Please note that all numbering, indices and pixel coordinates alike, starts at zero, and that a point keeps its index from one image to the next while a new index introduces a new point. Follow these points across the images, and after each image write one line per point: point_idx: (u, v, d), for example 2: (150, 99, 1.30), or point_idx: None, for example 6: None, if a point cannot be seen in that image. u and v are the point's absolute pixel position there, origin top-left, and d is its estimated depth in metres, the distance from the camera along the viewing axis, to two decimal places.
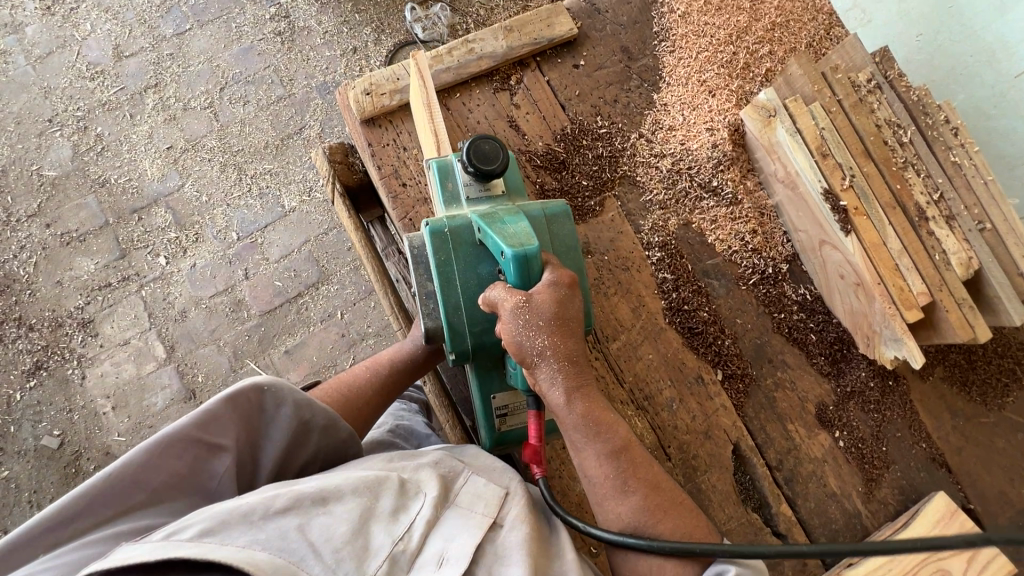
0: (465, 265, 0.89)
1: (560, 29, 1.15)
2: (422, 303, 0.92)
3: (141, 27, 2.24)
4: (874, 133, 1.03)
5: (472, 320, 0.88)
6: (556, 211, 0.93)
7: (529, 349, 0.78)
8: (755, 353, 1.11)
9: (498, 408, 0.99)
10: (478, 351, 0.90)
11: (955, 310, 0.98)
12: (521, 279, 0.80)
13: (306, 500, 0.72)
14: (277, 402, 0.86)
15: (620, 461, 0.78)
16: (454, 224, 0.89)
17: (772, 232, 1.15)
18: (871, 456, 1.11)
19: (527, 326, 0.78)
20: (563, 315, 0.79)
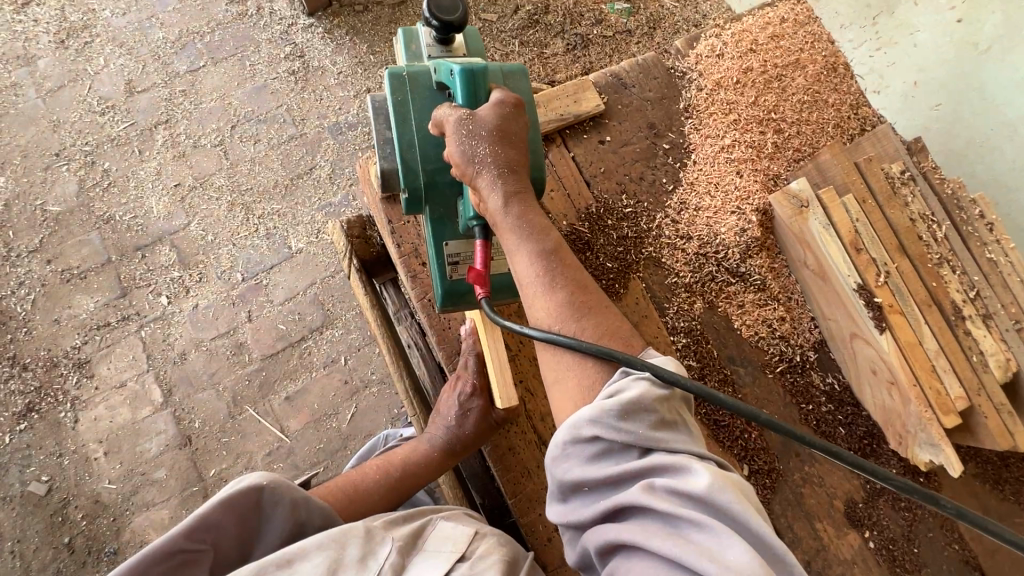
0: (421, 104, 0.89)
1: (586, 105, 1.13)
2: (379, 148, 0.93)
3: (154, 63, 2.22)
4: (909, 227, 1.00)
5: (426, 158, 0.88)
6: (513, 70, 0.95)
7: (470, 158, 0.77)
8: (782, 447, 1.07)
9: (450, 258, 0.94)
10: (431, 191, 0.89)
11: (994, 416, 0.94)
12: (469, 97, 0.82)
13: (269, 565, 0.68)
14: (274, 502, 0.77)
15: (551, 262, 0.73)
16: (412, 67, 0.90)
17: (799, 318, 1.11)
18: (903, 558, 1.06)
19: (470, 133, 0.77)
20: (505, 132, 0.78)
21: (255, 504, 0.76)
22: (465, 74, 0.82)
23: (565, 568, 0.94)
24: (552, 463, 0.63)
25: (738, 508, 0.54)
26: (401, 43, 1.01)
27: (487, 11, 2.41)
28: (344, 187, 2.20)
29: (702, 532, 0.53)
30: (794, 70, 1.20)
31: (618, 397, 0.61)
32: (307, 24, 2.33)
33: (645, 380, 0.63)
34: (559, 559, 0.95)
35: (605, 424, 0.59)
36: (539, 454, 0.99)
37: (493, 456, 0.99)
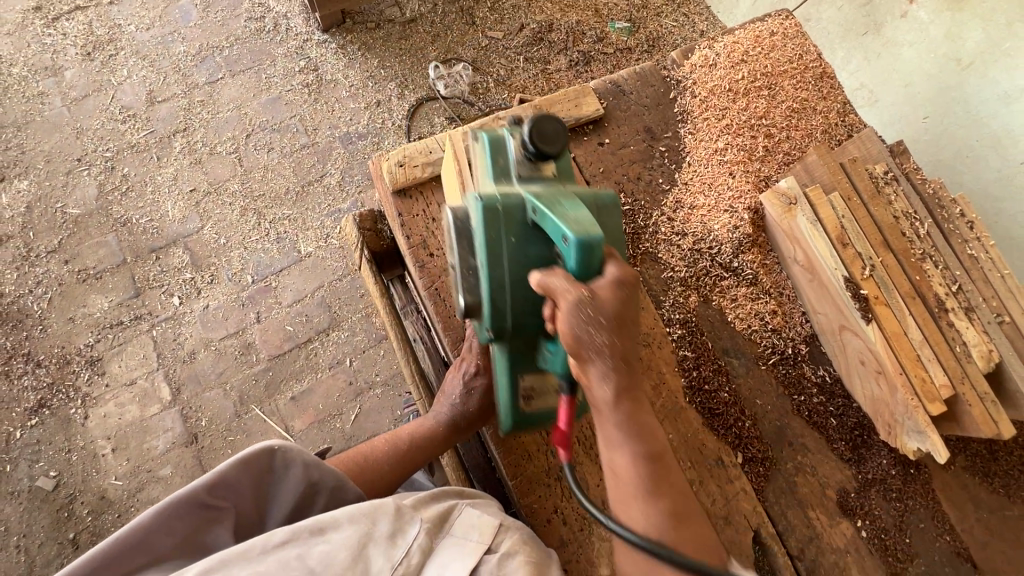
0: (513, 244, 0.84)
1: (587, 110, 1.20)
2: (464, 279, 0.90)
3: (175, 75, 2.32)
4: (893, 224, 1.05)
5: (517, 302, 0.85)
6: (604, 201, 0.90)
7: (585, 344, 0.72)
8: (775, 436, 1.10)
9: (524, 390, 0.94)
10: (516, 333, 0.88)
11: (978, 404, 0.98)
12: (581, 267, 0.75)
13: (304, 530, 0.73)
14: (286, 463, 0.82)
15: (652, 466, 0.71)
16: (509, 201, 0.84)
17: (791, 312, 1.16)
18: (894, 548, 1.08)
19: (587, 317, 0.71)
20: (624, 316, 0.72)
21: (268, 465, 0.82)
22: (580, 244, 0.74)
23: (564, 549, 0.97)
24: None
25: None
26: (488, 152, 0.92)
27: (493, 30, 2.52)
28: (353, 194, 2.27)
29: None
30: (783, 80, 1.27)
31: None
32: (321, 39, 2.44)
33: None
34: (559, 540, 0.98)
35: None
36: (540, 438, 1.02)
37: (495, 439, 1.02)
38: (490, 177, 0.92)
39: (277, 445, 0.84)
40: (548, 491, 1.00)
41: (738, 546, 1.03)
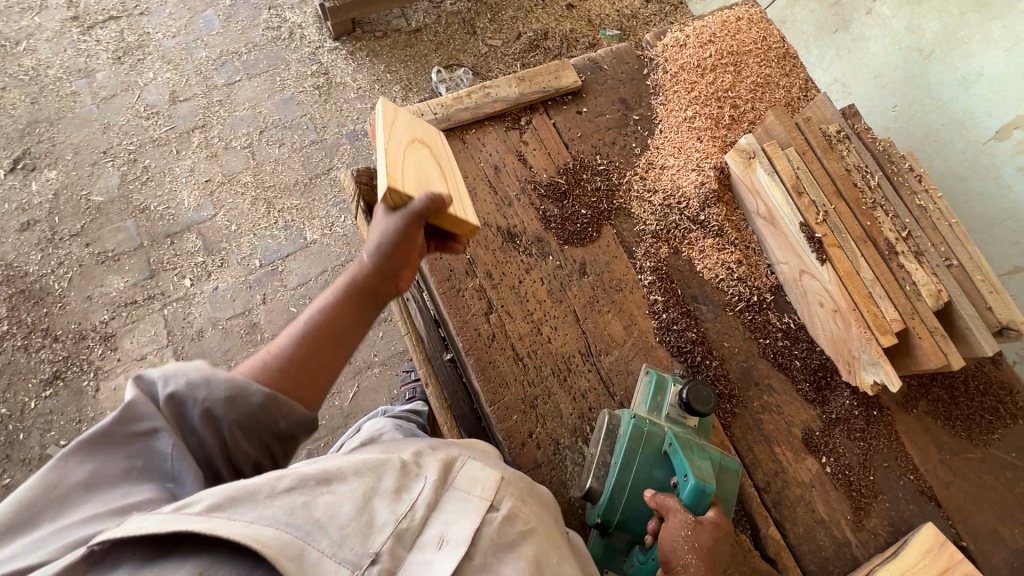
0: (645, 464, 0.98)
1: (566, 81, 1.31)
2: (593, 467, 0.99)
3: (196, 77, 2.50)
4: (845, 175, 1.14)
5: (628, 505, 0.96)
6: (729, 465, 1.00)
7: (677, 554, 0.83)
8: (742, 375, 1.17)
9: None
10: (617, 527, 0.97)
11: (928, 337, 1.04)
12: (693, 503, 0.90)
13: (310, 479, 0.72)
14: (179, 375, 0.68)
15: None
16: (654, 429, 0.99)
17: (757, 264, 1.24)
18: (859, 484, 1.13)
19: (689, 537, 0.83)
20: (715, 556, 0.84)
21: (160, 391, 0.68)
22: (696, 486, 0.89)
23: (538, 470, 1.04)
24: None
25: None
26: (649, 386, 1.06)
27: (493, 38, 2.70)
28: None
29: None
30: (748, 58, 1.39)
31: None
32: (332, 46, 2.62)
33: None
34: (533, 462, 1.04)
35: None
36: (517, 369, 1.10)
37: (475, 369, 1.09)
38: (642, 402, 1.06)
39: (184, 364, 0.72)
40: (524, 418, 1.07)
41: None
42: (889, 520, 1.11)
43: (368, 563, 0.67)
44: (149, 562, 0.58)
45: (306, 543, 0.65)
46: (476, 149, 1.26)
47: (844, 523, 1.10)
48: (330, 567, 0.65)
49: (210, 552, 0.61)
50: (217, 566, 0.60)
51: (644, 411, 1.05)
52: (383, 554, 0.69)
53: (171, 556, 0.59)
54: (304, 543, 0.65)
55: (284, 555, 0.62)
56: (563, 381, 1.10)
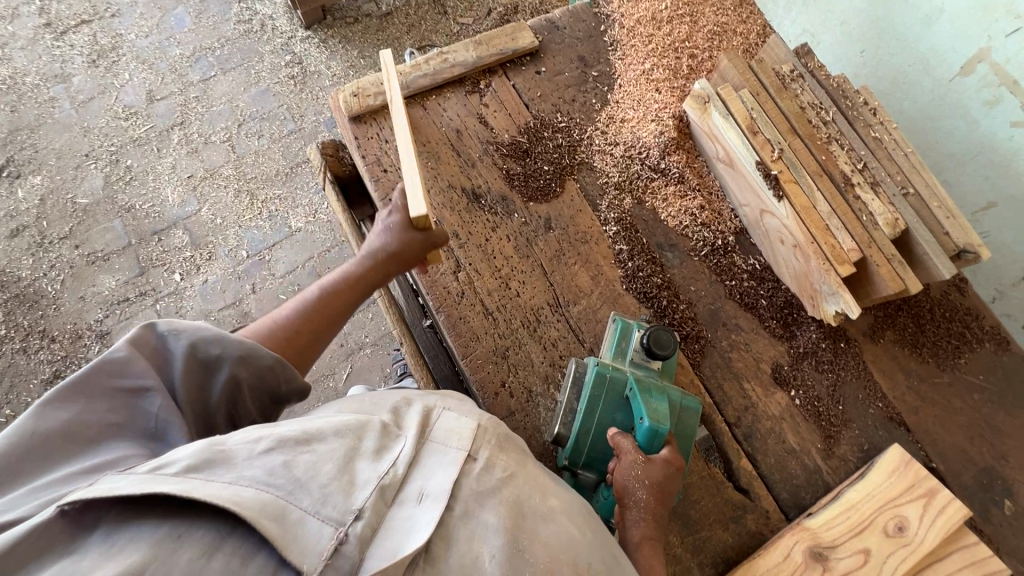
0: (608, 407, 1.00)
1: (523, 42, 1.33)
2: (561, 412, 1.03)
3: (172, 75, 2.52)
4: (798, 113, 1.16)
5: (592, 447, 1.00)
6: (690, 404, 1.02)
7: (630, 494, 0.89)
8: (709, 317, 1.19)
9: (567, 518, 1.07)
10: (584, 471, 1.02)
11: (885, 264, 1.06)
12: (647, 442, 0.93)
13: (289, 439, 0.69)
14: (169, 330, 0.78)
15: None
16: (616, 373, 1.01)
17: (720, 209, 1.26)
18: (828, 414, 1.16)
19: (639, 476, 0.88)
20: (664, 489, 0.89)
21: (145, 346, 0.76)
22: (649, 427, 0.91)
23: (512, 418, 1.07)
24: None
25: None
26: (616, 334, 1.10)
27: (464, 17, 2.70)
28: None
29: None
30: (704, 8, 1.40)
31: None
32: (304, 35, 2.63)
33: None
34: (507, 411, 1.07)
35: None
36: (487, 323, 1.13)
37: (446, 325, 1.13)
38: (609, 351, 1.09)
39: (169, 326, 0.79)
40: (496, 369, 1.10)
41: None
42: (860, 447, 1.14)
43: (352, 519, 0.64)
44: (125, 519, 0.58)
45: (288, 502, 0.62)
46: (438, 115, 1.27)
47: (815, 453, 1.13)
48: (315, 524, 0.62)
49: (183, 516, 0.59)
50: (196, 528, 0.59)
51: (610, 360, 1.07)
52: (367, 510, 0.66)
53: (147, 519, 0.58)
54: (286, 504, 0.62)
55: (265, 516, 0.59)
56: (532, 332, 1.13)
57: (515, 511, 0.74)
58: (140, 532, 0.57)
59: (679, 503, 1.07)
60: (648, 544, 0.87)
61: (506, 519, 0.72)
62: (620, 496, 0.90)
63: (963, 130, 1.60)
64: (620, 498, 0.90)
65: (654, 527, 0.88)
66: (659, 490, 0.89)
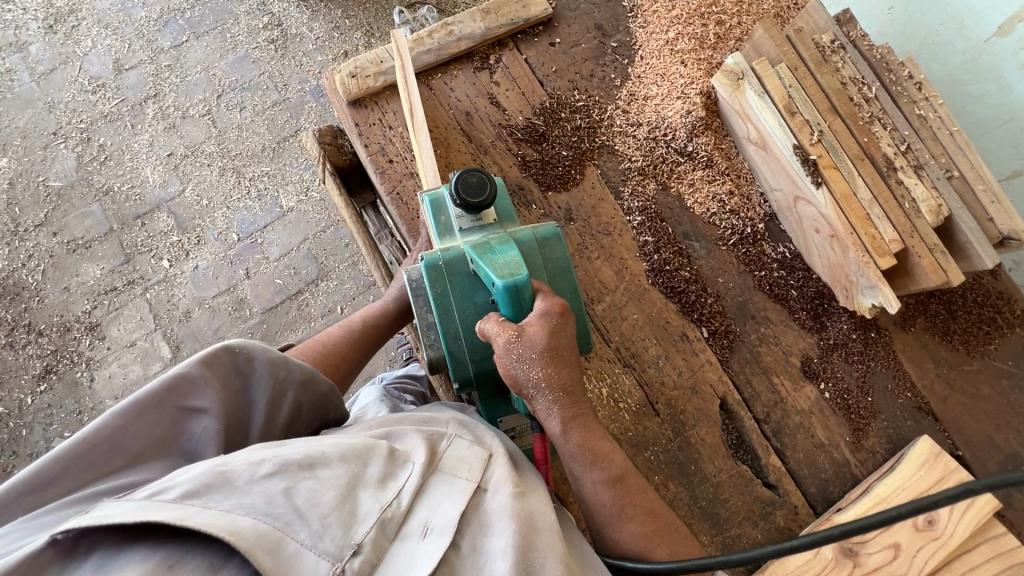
0: (461, 296, 0.91)
1: (535, 9, 1.20)
2: (423, 334, 0.95)
3: (139, 41, 2.31)
4: (839, 90, 1.06)
5: (472, 348, 0.92)
6: (546, 236, 0.94)
7: (525, 381, 0.80)
8: (737, 310, 1.14)
9: (507, 430, 1.03)
10: (480, 377, 0.95)
11: (928, 255, 1.01)
12: (514, 310, 0.83)
13: (292, 464, 0.68)
14: (232, 351, 0.89)
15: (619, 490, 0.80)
16: (448, 257, 0.91)
17: (749, 194, 1.19)
18: (857, 406, 1.13)
19: (518, 354, 0.79)
20: (555, 345, 0.80)
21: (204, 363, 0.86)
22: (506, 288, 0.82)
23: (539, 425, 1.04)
24: None
25: None
26: (430, 211, 0.97)
27: None
28: None
29: None
30: None
31: None
32: None
33: None
34: None
35: None
36: None
37: None
38: (436, 235, 0.97)
39: (237, 345, 0.91)
40: None
41: (705, 413, 1.09)
42: (888, 438, 1.13)
43: (350, 555, 0.64)
44: (119, 547, 0.59)
45: (284, 535, 0.62)
46: (445, 96, 1.16)
47: (843, 445, 1.11)
48: (310, 559, 0.62)
49: (175, 545, 0.60)
50: (187, 559, 0.59)
51: (440, 243, 0.95)
52: (366, 545, 0.66)
53: (142, 543, 0.59)
54: (282, 535, 0.62)
55: (260, 549, 0.60)
56: None
57: (526, 526, 0.72)
58: (132, 560, 0.57)
59: (708, 502, 1.06)
60: (575, 425, 0.80)
61: (516, 538, 0.69)
62: (521, 390, 0.82)
63: (995, 96, 1.51)
64: (520, 392, 0.82)
65: (571, 404, 0.81)
66: (552, 358, 0.79)
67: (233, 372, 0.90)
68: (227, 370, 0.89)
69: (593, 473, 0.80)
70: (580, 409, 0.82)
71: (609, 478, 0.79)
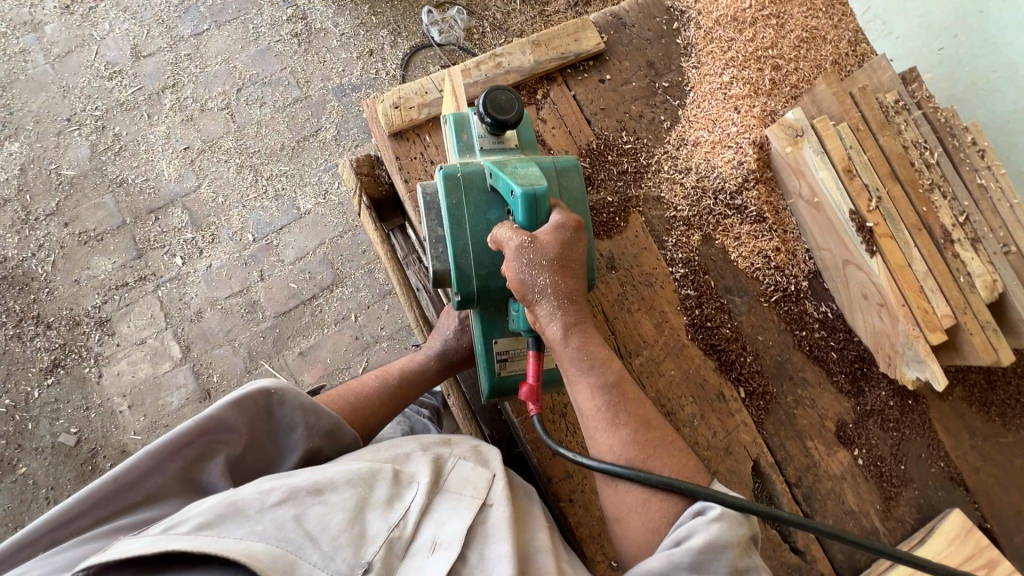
0: (475, 210, 0.89)
1: (587, 44, 1.16)
2: (431, 247, 0.93)
3: (159, 27, 2.24)
4: (900, 154, 1.03)
5: (478, 263, 0.89)
6: (566, 166, 0.93)
7: (531, 287, 0.79)
8: (776, 370, 1.12)
9: (498, 354, 0.96)
10: (484, 297, 0.91)
11: (979, 333, 0.98)
12: (529, 219, 0.82)
13: (300, 490, 0.71)
14: (266, 395, 0.84)
15: (612, 394, 0.79)
16: (467, 169, 0.89)
17: (794, 250, 1.15)
18: (890, 474, 1.11)
19: (531, 260, 0.79)
20: (567, 257, 0.80)
21: (235, 407, 0.81)
22: (526, 196, 0.81)
23: (569, 481, 1.03)
24: None
25: None
26: (453, 129, 0.97)
27: None
28: (349, 149, 2.22)
29: None
30: (792, 7, 1.23)
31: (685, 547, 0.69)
32: None
33: (713, 527, 0.70)
34: (564, 472, 1.03)
35: None
36: None
37: None
38: (455, 152, 0.97)
39: (272, 386, 0.85)
40: (554, 428, 1.05)
41: (737, 475, 1.07)
42: (918, 508, 1.11)
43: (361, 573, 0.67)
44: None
45: (297, 556, 0.66)
46: None
47: (873, 513, 1.10)
48: None
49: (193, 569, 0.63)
50: None
51: (459, 159, 0.95)
52: (376, 563, 0.69)
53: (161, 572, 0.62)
54: (295, 558, 0.65)
55: (274, 571, 0.62)
56: None
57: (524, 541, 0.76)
58: None
59: None
60: (576, 331, 0.80)
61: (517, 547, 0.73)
62: (524, 296, 0.81)
63: None
64: (523, 298, 0.81)
65: (573, 311, 0.81)
66: (562, 267, 0.79)
67: (264, 415, 0.84)
68: (257, 414, 0.83)
69: (590, 378, 0.79)
70: (583, 317, 0.81)
71: (604, 384, 0.79)
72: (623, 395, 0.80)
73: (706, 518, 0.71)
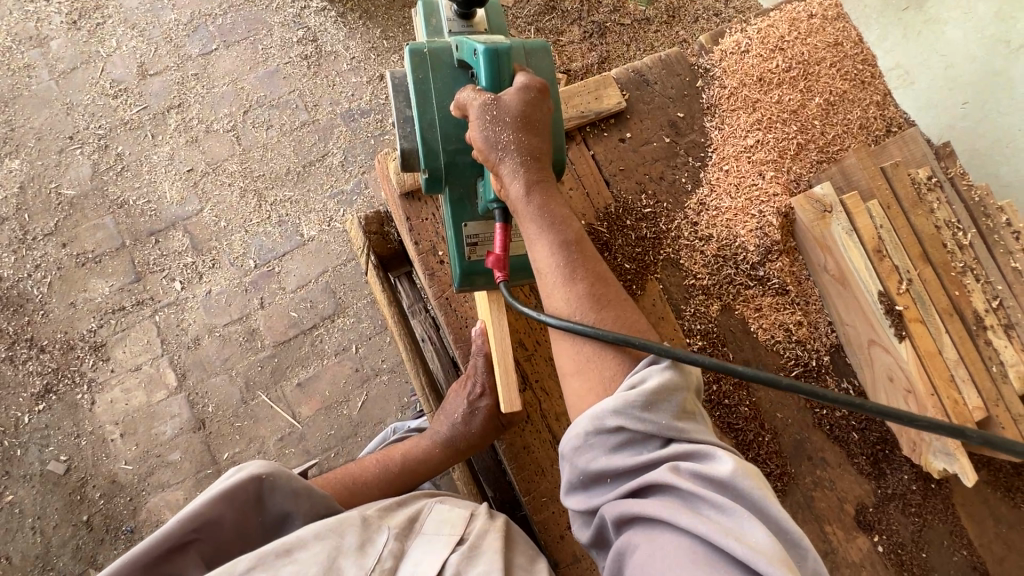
0: (441, 85, 0.86)
1: (607, 103, 1.13)
2: (398, 126, 0.90)
3: (166, 45, 2.21)
4: (932, 235, 1.01)
5: (445, 138, 0.86)
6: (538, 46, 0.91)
7: (493, 145, 0.75)
8: (795, 450, 1.09)
9: (468, 237, 0.93)
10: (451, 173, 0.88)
11: (1013, 427, 0.92)
12: (493, 81, 0.80)
13: (268, 554, 0.66)
14: (253, 483, 0.77)
15: (571, 252, 0.73)
16: (433, 44, 0.87)
17: (816, 322, 1.09)
18: (911, 563, 1.05)
19: (494, 117, 0.75)
20: (530, 116, 0.76)
21: (220, 499, 0.75)
22: (489, 54, 0.78)
23: (577, 565, 0.98)
24: (571, 453, 0.65)
25: (757, 494, 0.57)
26: (422, 15, 0.96)
27: None
28: (356, 175, 2.19)
29: (721, 512, 0.56)
30: (821, 68, 1.19)
31: (640, 390, 0.63)
32: (319, 7, 2.32)
33: (666, 373, 0.65)
34: (569, 555, 0.98)
35: (629, 415, 0.61)
36: (553, 454, 1.02)
37: (507, 453, 1.02)
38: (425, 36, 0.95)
39: (261, 470, 0.79)
40: (561, 507, 1.00)
41: None
42: None
43: None
44: None
45: None
46: None
47: None
48: None
49: None
50: None
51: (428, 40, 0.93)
52: None
53: None
54: None
55: None
56: None
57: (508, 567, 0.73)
58: None
59: None
60: (538, 189, 0.75)
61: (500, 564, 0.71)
62: (485, 157, 0.76)
63: None
64: (485, 160, 0.76)
65: (538, 170, 0.75)
66: (525, 125, 0.75)
67: (252, 502, 0.78)
68: (245, 503, 0.78)
69: (549, 237, 0.73)
70: (547, 178, 0.76)
71: (564, 241, 0.73)
72: (583, 255, 0.74)
73: (660, 366, 0.66)
